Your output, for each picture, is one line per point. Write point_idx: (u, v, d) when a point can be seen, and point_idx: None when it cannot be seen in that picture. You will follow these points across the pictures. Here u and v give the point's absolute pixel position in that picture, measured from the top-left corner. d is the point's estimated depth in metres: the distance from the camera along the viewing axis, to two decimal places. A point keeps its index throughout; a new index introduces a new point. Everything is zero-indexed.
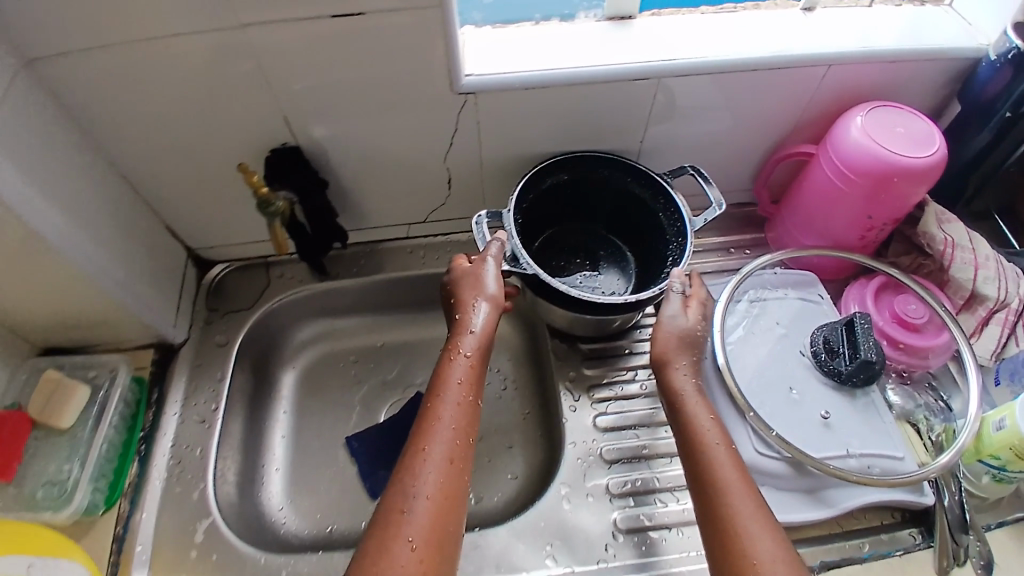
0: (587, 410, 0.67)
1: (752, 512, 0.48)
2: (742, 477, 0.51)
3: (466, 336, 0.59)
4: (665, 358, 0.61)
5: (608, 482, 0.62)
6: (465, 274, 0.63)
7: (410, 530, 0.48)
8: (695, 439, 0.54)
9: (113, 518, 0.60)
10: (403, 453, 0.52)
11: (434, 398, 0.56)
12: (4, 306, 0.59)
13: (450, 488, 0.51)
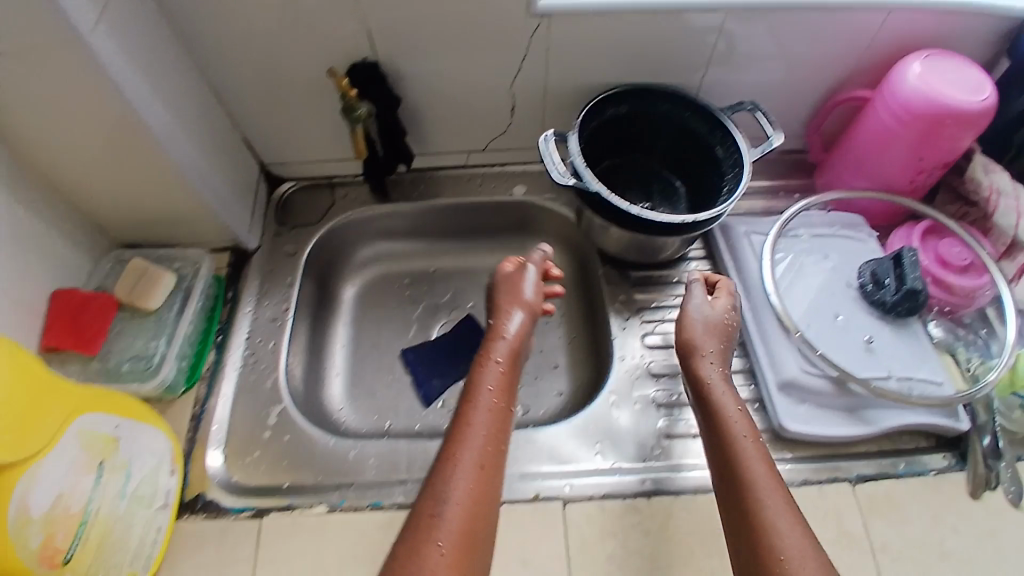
0: (636, 329, 0.70)
1: (780, 507, 0.47)
2: (771, 471, 0.49)
3: (499, 342, 0.61)
4: (691, 349, 0.61)
5: (655, 393, 0.65)
6: (503, 284, 0.66)
7: (440, 534, 0.45)
8: (721, 430, 0.54)
9: (190, 398, 0.64)
10: (433, 461, 0.51)
11: (465, 403, 0.55)
12: (96, 195, 0.63)
13: (484, 490, 0.49)
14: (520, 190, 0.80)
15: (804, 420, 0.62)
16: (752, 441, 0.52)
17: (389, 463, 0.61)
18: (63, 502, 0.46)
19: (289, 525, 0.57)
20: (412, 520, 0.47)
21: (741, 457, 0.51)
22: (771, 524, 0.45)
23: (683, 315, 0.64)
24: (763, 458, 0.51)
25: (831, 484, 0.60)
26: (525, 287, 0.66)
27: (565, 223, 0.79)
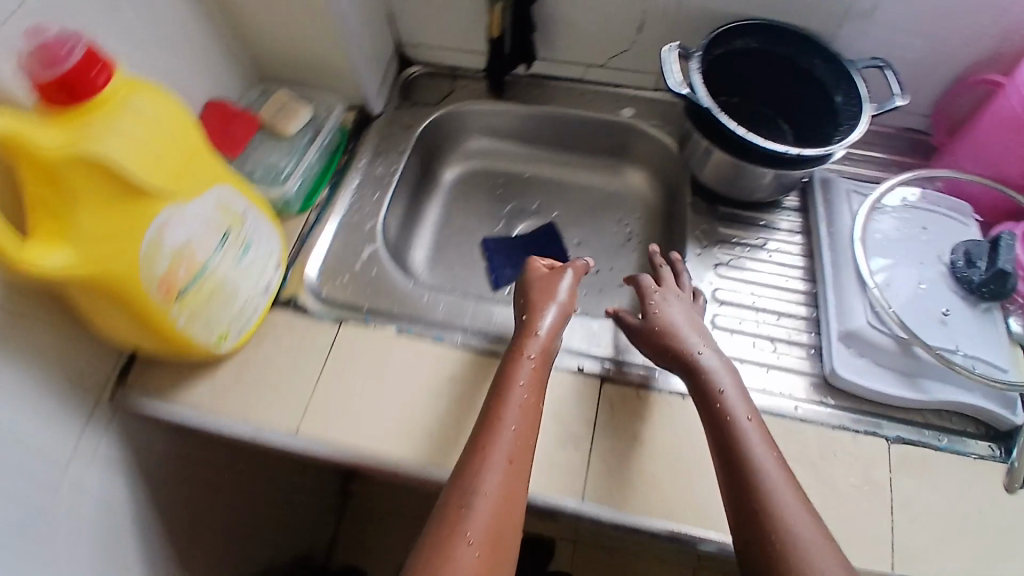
0: (710, 257, 0.72)
1: (800, 513, 0.47)
2: (785, 472, 0.50)
3: (534, 343, 0.59)
4: (671, 345, 0.59)
5: (715, 316, 0.68)
6: (536, 287, 0.64)
7: (469, 527, 0.46)
8: (727, 434, 0.52)
9: (301, 221, 0.72)
10: (462, 457, 0.51)
11: (498, 401, 0.54)
12: (258, 26, 0.72)
13: (513, 491, 0.49)
14: (628, 112, 0.83)
15: (858, 371, 0.63)
16: (755, 431, 0.52)
17: (454, 313, 0.67)
18: (190, 248, 0.52)
19: (359, 338, 0.64)
20: (438, 515, 0.48)
21: (744, 457, 0.50)
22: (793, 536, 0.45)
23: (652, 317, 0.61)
24: (764, 451, 0.51)
25: (867, 437, 0.61)
26: (557, 293, 0.63)
27: (665, 153, 0.82)
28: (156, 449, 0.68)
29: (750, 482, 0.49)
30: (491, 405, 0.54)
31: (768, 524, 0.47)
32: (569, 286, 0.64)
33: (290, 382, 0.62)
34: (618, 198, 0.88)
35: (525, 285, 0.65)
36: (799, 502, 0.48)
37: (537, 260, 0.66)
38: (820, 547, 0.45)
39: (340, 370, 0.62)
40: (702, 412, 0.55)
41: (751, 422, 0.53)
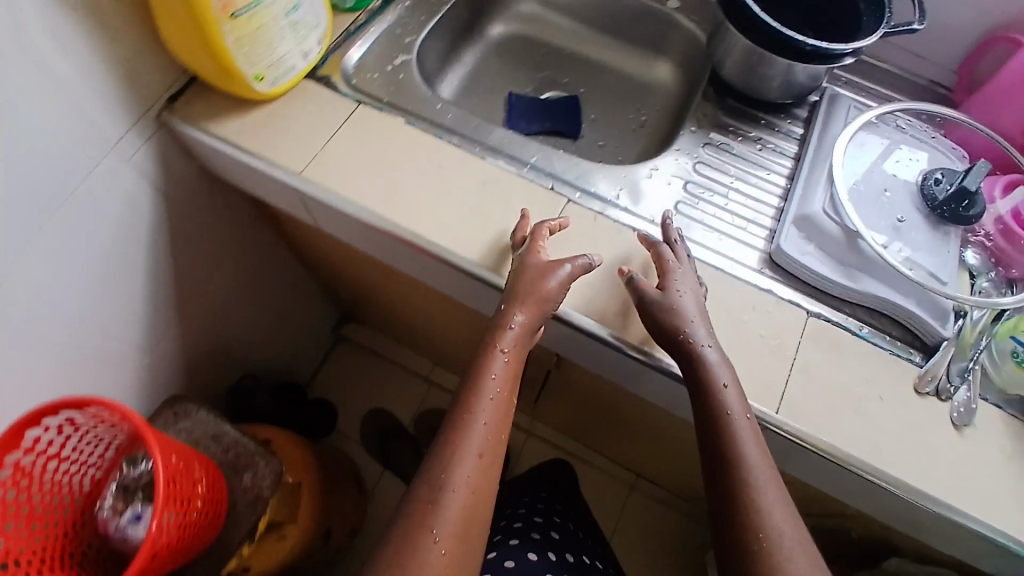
0: (700, 136, 0.77)
1: (792, 532, 0.51)
2: (778, 486, 0.53)
3: (507, 336, 0.59)
4: (676, 332, 0.60)
5: (688, 184, 0.73)
6: (533, 275, 0.61)
7: (437, 524, 0.51)
8: (722, 455, 0.55)
9: (351, 19, 0.80)
10: (438, 443, 0.56)
11: (475, 389, 0.57)
12: None
13: (486, 478, 0.54)
14: (674, 4, 0.86)
15: (804, 252, 0.68)
16: (744, 428, 0.56)
17: (460, 124, 0.74)
18: None
19: (373, 118, 0.73)
20: (417, 504, 0.53)
21: (733, 467, 0.54)
22: (783, 555, 0.50)
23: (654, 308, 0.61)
24: (752, 450, 0.54)
25: (789, 306, 0.66)
26: (550, 285, 0.61)
27: (694, 45, 0.86)
28: (182, 185, 0.80)
29: (735, 489, 0.53)
30: (468, 394, 0.57)
31: (757, 547, 0.51)
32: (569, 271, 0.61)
33: (304, 137, 0.71)
34: (644, 86, 0.92)
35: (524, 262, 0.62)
36: (779, 504, 0.52)
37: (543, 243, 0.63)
38: (801, 559, 0.50)
39: (347, 140, 0.71)
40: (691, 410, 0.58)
41: (743, 419, 0.56)
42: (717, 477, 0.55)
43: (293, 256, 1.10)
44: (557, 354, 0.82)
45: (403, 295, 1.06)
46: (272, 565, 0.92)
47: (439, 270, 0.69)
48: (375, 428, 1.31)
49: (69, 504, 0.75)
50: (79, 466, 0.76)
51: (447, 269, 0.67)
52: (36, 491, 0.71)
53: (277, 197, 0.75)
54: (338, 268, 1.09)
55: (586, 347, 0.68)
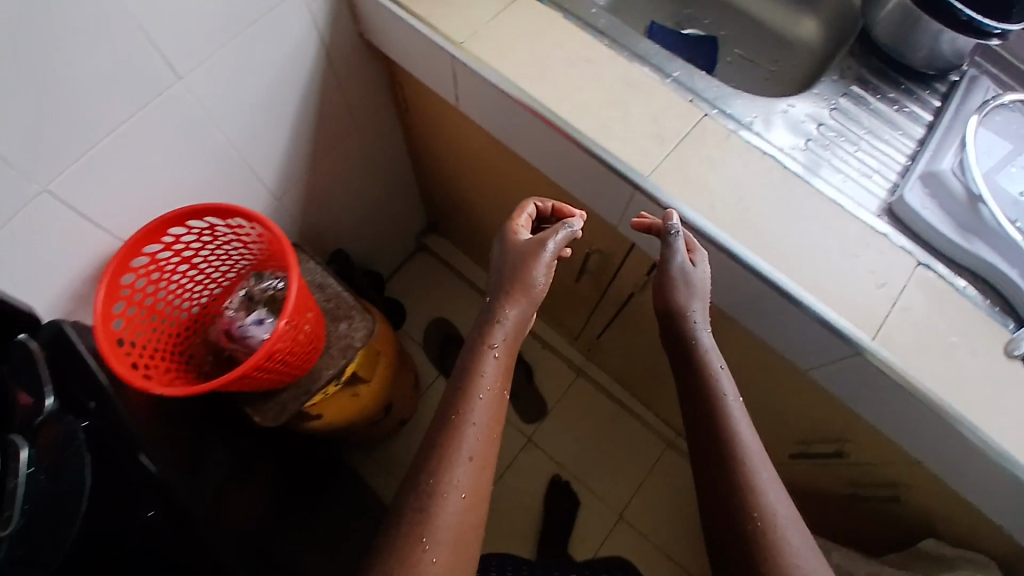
0: (840, 87, 0.79)
1: (791, 527, 0.54)
2: (775, 477, 0.57)
3: (498, 330, 0.68)
4: (678, 313, 0.62)
5: (822, 126, 0.75)
6: (517, 268, 0.69)
7: (426, 531, 0.57)
8: (722, 457, 0.57)
9: None
10: (430, 449, 0.61)
11: (466, 391, 0.64)
12: None
13: (476, 479, 0.60)
14: None
15: (923, 206, 0.70)
16: (737, 407, 0.59)
17: (612, 29, 0.77)
18: None
19: (536, 9, 0.78)
20: (411, 514, 0.58)
21: (731, 470, 0.56)
22: (788, 554, 0.52)
23: (664, 278, 0.63)
24: (747, 431, 0.58)
25: (901, 251, 0.68)
26: (536, 274, 0.69)
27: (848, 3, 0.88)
28: (341, 44, 0.87)
29: (731, 469, 0.56)
30: (461, 397, 0.64)
31: (765, 544, 0.53)
32: (555, 254, 0.68)
33: (470, 14, 0.77)
34: (784, 39, 0.94)
35: (509, 255, 0.72)
36: (778, 486, 0.56)
37: (521, 229, 0.73)
38: (803, 552, 0.53)
39: (508, 23, 0.76)
40: (686, 396, 0.62)
41: (735, 402, 0.60)
42: (714, 475, 0.58)
43: (406, 150, 1.16)
44: (653, 269, 0.86)
45: (496, 207, 1.10)
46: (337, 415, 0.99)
47: (567, 156, 0.73)
48: (436, 335, 1.38)
49: (188, 312, 0.84)
50: (206, 276, 0.84)
51: (575, 154, 0.71)
52: (163, 282, 0.79)
53: (429, 66, 0.81)
54: (444, 171, 1.14)
55: None
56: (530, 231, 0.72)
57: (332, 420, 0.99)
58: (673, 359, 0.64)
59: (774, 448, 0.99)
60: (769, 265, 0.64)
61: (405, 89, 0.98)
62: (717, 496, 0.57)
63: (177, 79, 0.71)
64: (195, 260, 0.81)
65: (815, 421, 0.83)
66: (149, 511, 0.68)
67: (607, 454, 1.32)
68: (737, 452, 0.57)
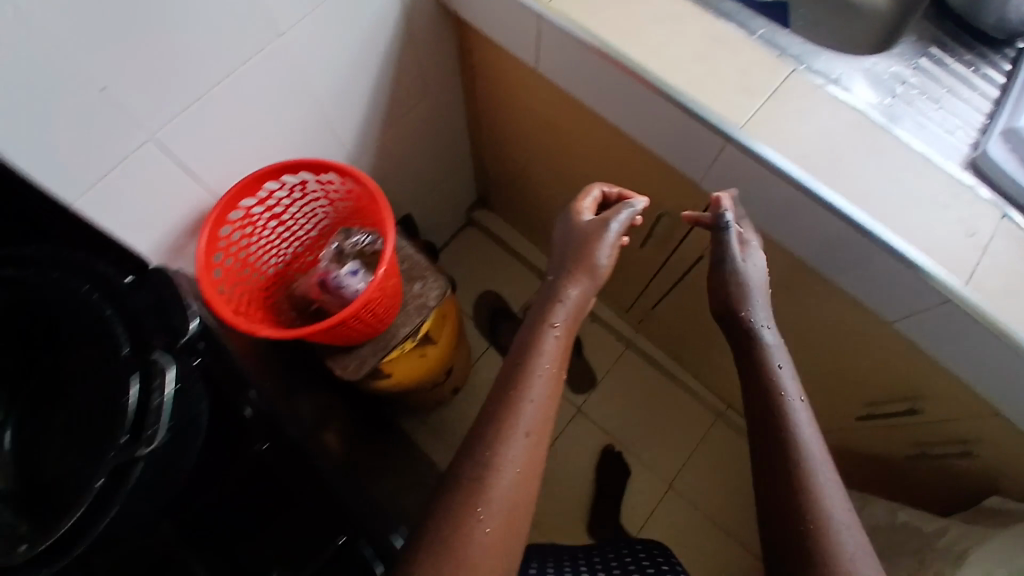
0: (920, 49, 0.82)
1: (846, 526, 0.56)
2: (833, 477, 0.59)
3: (559, 311, 0.70)
4: (739, 309, 0.68)
5: (905, 82, 0.77)
6: (581, 250, 0.72)
7: (482, 505, 0.58)
8: (782, 454, 0.60)
9: None
10: (488, 422, 0.63)
11: (525, 368, 0.66)
12: None
13: (532, 456, 0.61)
14: None
15: (1000, 160, 0.71)
16: (802, 412, 0.63)
17: None
18: None
19: None
20: (467, 484, 0.60)
21: (788, 468, 0.59)
22: (842, 552, 0.54)
23: (726, 279, 0.69)
24: (809, 433, 0.62)
25: (982, 202, 0.69)
26: (599, 256, 0.71)
27: None
28: (421, 9, 0.88)
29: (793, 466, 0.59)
30: (520, 373, 0.66)
31: (820, 542, 0.55)
32: (619, 237, 0.71)
33: None
34: None
35: (572, 237, 0.74)
36: (840, 496, 0.58)
37: (585, 208, 0.77)
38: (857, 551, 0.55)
39: None
40: (750, 394, 0.66)
41: (799, 407, 0.63)
42: (773, 474, 0.60)
43: (466, 121, 1.17)
44: None
45: (554, 178, 1.11)
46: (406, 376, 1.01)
47: (654, 112, 0.73)
48: (486, 307, 1.40)
49: (276, 267, 0.86)
50: (294, 236, 0.86)
51: (663, 109, 0.71)
52: (257, 238, 0.82)
53: (510, 26, 0.81)
54: (504, 143, 1.15)
55: (783, 213, 0.71)
56: (595, 213, 0.75)
57: (402, 381, 1.02)
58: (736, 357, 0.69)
59: (838, 412, 1.01)
60: (865, 214, 0.65)
61: (474, 57, 0.99)
62: (775, 496, 0.59)
63: (277, 35, 0.72)
64: (284, 216, 0.83)
65: (889, 378, 0.85)
66: (261, 445, 0.68)
67: (658, 425, 1.34)
68: (794, 451, 0.60)
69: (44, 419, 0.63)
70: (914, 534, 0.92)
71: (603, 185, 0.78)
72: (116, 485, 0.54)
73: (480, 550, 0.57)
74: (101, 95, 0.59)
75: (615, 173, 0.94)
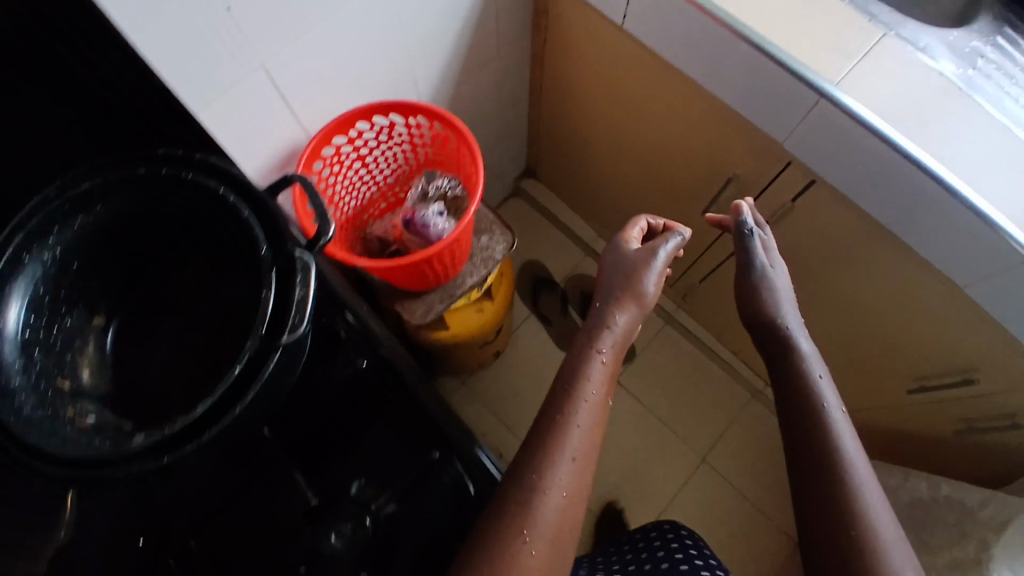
0: (994, 27, 0.84)
1: (891, 533, 0.63)
2: (876, 489, 0.65)
3: (606, 336, 0.71)
4: (774, 322, 0.74)
5: (982, 56, 0.80)
6: (628, 279, 0.73)
7: (527, 528, 0.58)
8: (826, 471, 0.66)
9: None
10: (534, 446, 0.63)
11: (573, 393, 0.66)
12: None
13: (576, 481, 0.62)
14: None
15: None
16: (844, 424, 0.68)
17: None
18: None
19: None
20: (512, 504, 0.60)
21: (834, 483, 0.65)
22: (884, 557, 0.61)
23: (757, 287, 0.76)
24: (850, 440, 0.67)
25: None
26: (646, 282, 0.73)
27: None
28: None
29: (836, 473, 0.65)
30: (567, 398, 0.66)
31: (865, 551, 0.61)
32: (666, 265, 0.73)
33: None
34: None
35: (619, 264, 0.75)
36: (884, 509, 0.64)
37: (633, 231, 0.79)
38: (899, 559, 0.61)
39: None
40: (789, 401, 0.71)
41: (840, 417, 0.69)
42: (818, 490, 0.66)
43: (528, 88, 1.19)
44: (798, 197, 0.87)
45: (612, 145, 1.13)
46: (464, 328, 1.03)
47: (745, 67, 0.76)
48: (529, 276, 1.42)
49: (353, 209, 0.89)
50: (374, 182, 0.89)
51: (757, 63, 0.74)
52: (344, 177, 0.84)
53: None
54: (564, 110, 1.17)
55: (864, 174, 0.75)
56: (641, 241, 0.77)
57: (459, 335, 1.04)
58: (775, 366, 0.74)
59: (886, 387, 1.03)
60: (950, 174, 0.68)
61: (547, 21, 1.00)
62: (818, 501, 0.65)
63: None
64: (368, 158, 0.85)
65: (946, 348, 0.88)
66: (362, 362, 0.68)
67: (693, 400, 1.36)
68: (836, 464, 0.66)
69: (146, 327, 0.60)
70: (954, 505, 0.94)
71: (647, 216, 0.81)
72: (254, 374, 0.47)
73: (529, 573, 0.57)
74: (225, 15, 0.59)
75: (684, 140, 0.96)
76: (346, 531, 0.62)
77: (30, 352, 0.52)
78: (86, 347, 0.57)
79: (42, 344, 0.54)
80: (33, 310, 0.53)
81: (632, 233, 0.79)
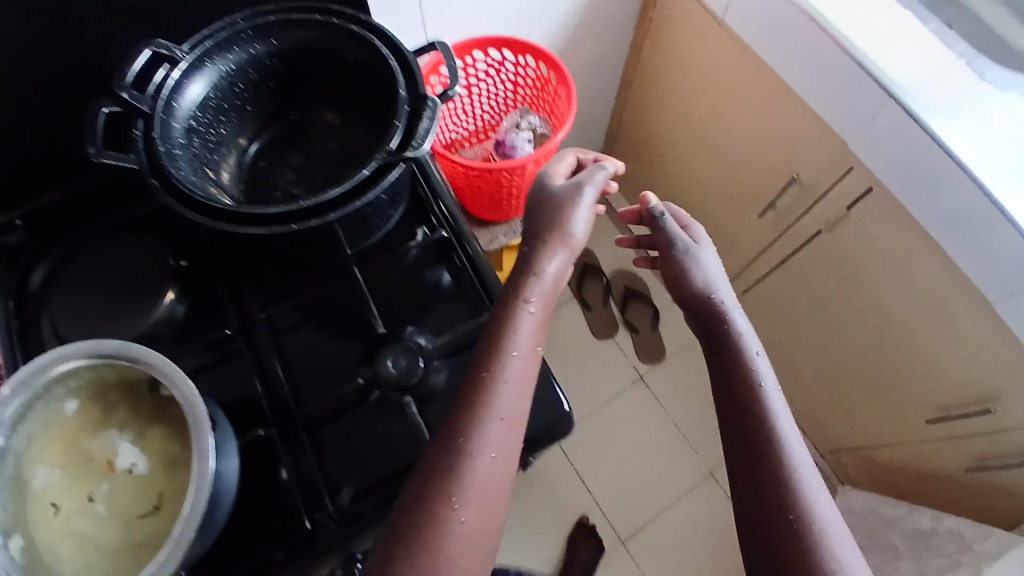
0: None
1: (833, 524, 0.53)
2: (815, 472, 0.56)
3: (534, 285, 0.65)
4: (708, 298, 0.69)
5: None
6: (555, 216, 0.70)
7: (454, 490, 0.52)
8: (763, 454, 0.57)
9: None
10: (460, 405, 0.56)
11: (499, 347, 0.59)
12: None
13: (512, 437, 0.56)
14: None
15: None
16: (775, 398, 0.60)
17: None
18: None
19: None
20: (438, 469, 0.53)
21: (770, 463, 0.56)
22: (829, 550, 0.51)
23: (685, 264, 0.72)
24: (780, 415, 0.59)
25: None
26: (574, 226, 0.70)
27: None
28: None
29: (764, 454, 0.56)
30: (493, 350, 0.59)
31: (808, 543, 0.52)
32: (593, 202, 0.72)
33: None
34: None
35: (547, 202, 0.72)
36: (819, 485, 0.55)
37: (558, 175, 0.76)
38: (845, 551, 0.52)
39: None
40: (724, 383, 0.62)
41: (773, 391, 0.61)
42: (754, 477, 0.56)
43: (619, 83, 1.30)
44: (854, 205, 0.93)
45: (685, 144, 1.22)
46: None
47: (828, 65, 0.85)
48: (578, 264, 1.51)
49: (449, 136, 0.98)
50: (470, 115, 0.99)
51: (840, 63, 0.83)
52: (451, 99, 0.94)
53: None
54: (648, 106, 1.27)
55: (921, 183, 0.81)
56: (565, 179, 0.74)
57: None
58: (709, 346, 0.66)
59: (904, 418, 1.06)
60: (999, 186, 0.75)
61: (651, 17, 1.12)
62: (752, 490, 0.56)
63: None
64: (474, 89, 0.95)
65: (970, 375, 0.91)
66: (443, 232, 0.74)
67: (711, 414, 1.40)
68: (770, 443, 0.57)
69: (280, 155, 0.69)
70: (953, 537, 0.96)
71: (567, 156, 0.79)
72: (378, 180, 0.58)
73: (458, 543, 0.50)
74: None
75: (757, 143, 1.04)
76: (401, 361, 0.66)
77: (191, 137, 0.62)
78: (229, 157, 0.67)
79: (201, 135, 0.63)
80: (203, 106, 0.63)
81: (559, 175, 0.77)
